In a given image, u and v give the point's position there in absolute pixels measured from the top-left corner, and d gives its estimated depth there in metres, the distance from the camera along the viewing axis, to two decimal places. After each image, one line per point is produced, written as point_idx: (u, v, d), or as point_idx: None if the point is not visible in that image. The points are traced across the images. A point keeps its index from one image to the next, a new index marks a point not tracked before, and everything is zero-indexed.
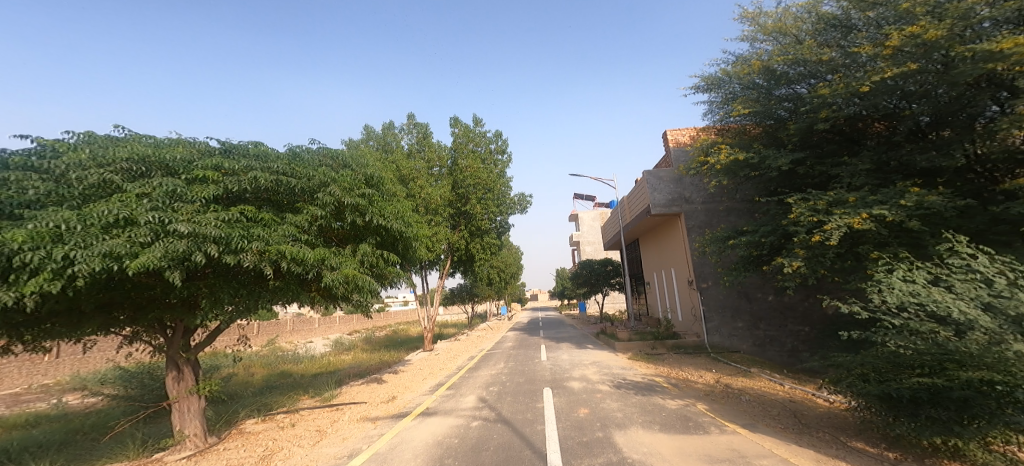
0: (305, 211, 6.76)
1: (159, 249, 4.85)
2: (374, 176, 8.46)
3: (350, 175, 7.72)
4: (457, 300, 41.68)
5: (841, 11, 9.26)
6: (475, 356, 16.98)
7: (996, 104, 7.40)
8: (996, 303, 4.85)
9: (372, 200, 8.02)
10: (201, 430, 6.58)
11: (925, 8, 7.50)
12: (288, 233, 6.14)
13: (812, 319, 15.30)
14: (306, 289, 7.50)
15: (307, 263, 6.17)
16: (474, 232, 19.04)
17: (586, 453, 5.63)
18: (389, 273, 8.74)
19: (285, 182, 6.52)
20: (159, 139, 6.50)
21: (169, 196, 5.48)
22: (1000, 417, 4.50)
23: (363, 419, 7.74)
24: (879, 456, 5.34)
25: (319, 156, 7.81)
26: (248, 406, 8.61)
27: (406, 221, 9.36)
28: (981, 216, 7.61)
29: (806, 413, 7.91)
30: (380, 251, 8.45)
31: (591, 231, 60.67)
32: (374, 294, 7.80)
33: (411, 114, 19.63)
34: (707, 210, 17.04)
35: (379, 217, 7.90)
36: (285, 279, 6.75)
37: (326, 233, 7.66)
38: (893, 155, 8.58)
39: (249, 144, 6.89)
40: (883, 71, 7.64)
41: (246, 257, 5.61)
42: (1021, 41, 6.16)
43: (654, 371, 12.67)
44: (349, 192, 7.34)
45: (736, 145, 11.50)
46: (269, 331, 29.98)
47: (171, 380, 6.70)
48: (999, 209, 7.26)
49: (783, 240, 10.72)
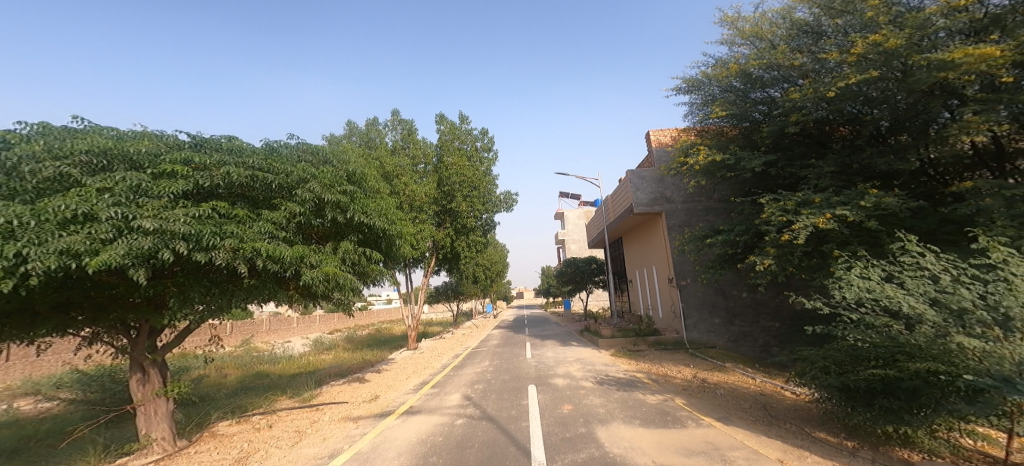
0: (283, 207, 6.79)
1: (122, 247, 4.86)
2: (356, 172, 8.58)
3: (332, 172, 7.83)
4: (443, 298, 41.58)
5: (812, 18, 9.79)
6: (459, 354, 17.05)
7: (948, 111, 7.68)
8: (941, 298, 5.11)
9: (354, 197, 8.14)
10: (168, 433, 6.64)
11: (887, 17, 7.84)
12: (263, 230, 6.17)
13: (782, 314, 15.77)
14: (283, 288, 7.58)
15: (284, 260, 6.24)
16: (459, 230, 19.10)
17: (569, 448, 5.82)
18: (372, 270, 8.85)
19: (261, 178, 6.54)
20: (123, 132, 6.48)
21: (134, 191, 5.48)
22: (944, 406, 4.89)
23: (344, 418, 7.84)
24: (839, 445, 5.68)
25: (299, 151, 7.86)
26: (220, 408, 8.61)
27: (390, 219, 9.45)
28: (932, 216, 7.99)
29: (775, 405, 8.28)
30: (362, 249, 8.54)
31: (577, 229, 61.25)
32: (355, 292, 7.89)
33: (395, 110, 19.71)
34: (687, 210, 17.46)
35: (361, 215, 8.00)
36: (261, 278, 6.78)
37: (306, 230, 7.70)
38: (856, 159, 8.87)
39: (222, 139, 6.89)
40: (848, 77, 7.93)
41: (219, 254, 5.64)
42: (969, 51, 6.33)
43: (636, 367, 12.96)
44: (329, 189, 7.47)
45: (714, 146, 11.86)
46: (242, 331, 29.61)
47: (136, 382, 6.68)
48: (947, 210, 7.63)
49: (756, 239, 11.14)
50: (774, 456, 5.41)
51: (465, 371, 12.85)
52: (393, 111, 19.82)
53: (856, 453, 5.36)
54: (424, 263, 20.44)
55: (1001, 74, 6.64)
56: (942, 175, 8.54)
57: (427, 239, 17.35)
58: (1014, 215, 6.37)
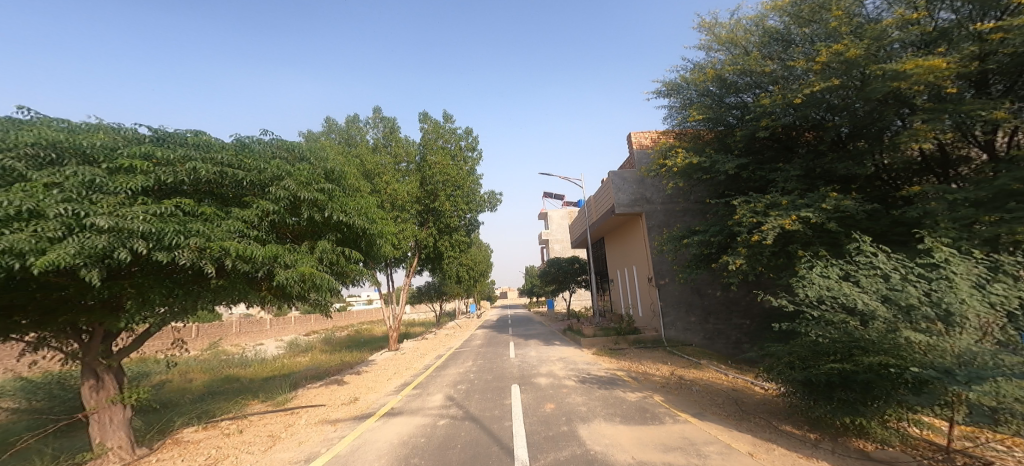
0: (255, 205, 6.81)
1: (73, 246, 4.69)
2: (334, 170, 8.65)
3: (308, 169, 7.91)
4: (425, 298, 41.48)
5: (782, 26, 10.19)
6: (441, 354, 17.15)
7: (900, 120, 8.09)
8: (891, 294, 5.39)
9: (333, 195, 8.22)
10: (126, 441, 6.56)
11: (848, 28, 8.24)
12: (233, 228, 6.19)
13: (753, 313, 16.27)
14: (255, 288, 7.65)
15: (256, 260, 6.28)
16: (442, 229, 19.18)
17: (552, 447, 6.00)
18: (351, 270, 8.92)
19: (230, 175, 6.56)
20: (75, 124, 6.44)
21: (86, 187, 5.36)
22: (894, 397, 5.17)
23: (321, 421, 7.89)
24: (803, 437, 5.96)
25: (274, 147, 7.90)
26: (186, 414, 8.53)
27: (370, 218, 9.54)
28: (885, 218, 8.40)
29: (746, 400, 8.62)
30: (340, 249, 8.61)
31: (560, 229, 61.72)
32: (333, 292, 7.98)
33: (377, 107, 19.73)
34: (666, 211, 17.86)
35: (339, 213, 8.10)
36: (230, 278, 6.85)
37: (280, 229, 7.76)
38: (818, 163, 9.26)
39: (186, 133, 6.92)
40: (813, 84, 8.28)
41: (182, 254, 5.57)
42: (918, 63, 6.71)
43: (617, 366, 13.25)
44: (305, 187, 7.55)
45: (691, 149, 12.19)
46: (210, 334, 29.00)
47: (89, 389, 6.63)
48: (897, 213, 8.01)
49: (730, 240, 11.51)
50: (745, 448, 5.69)
51: (448, 371, 12.94)
52: (375, 109, 19.84)
53: (818, 444, 5.64)
54: (406, 263, 20.46)
55: (947, 86, 7.07)
56: (896, 180, 9.02)
57: (409, 238, 17.37)
58: (958, 218, 6.84)
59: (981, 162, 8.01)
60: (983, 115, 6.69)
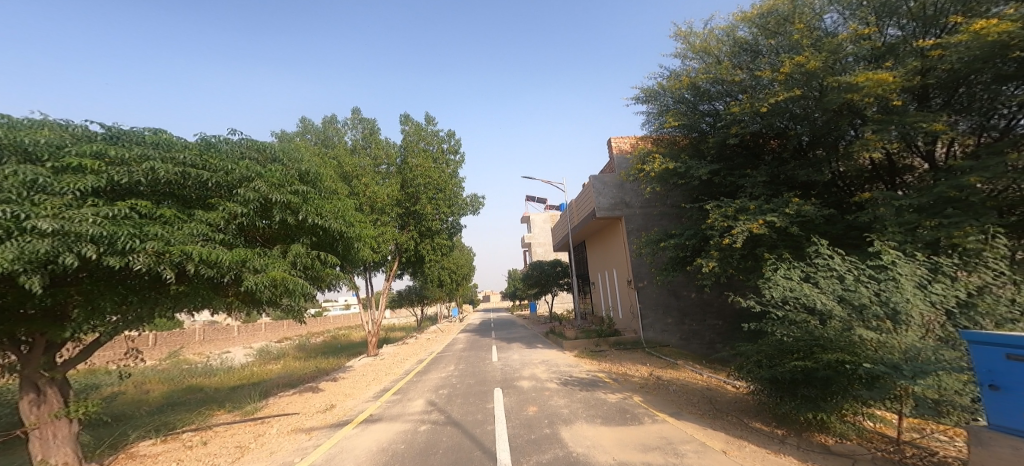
0: (222, 208, 6.64)
1: (12, 250, 4.39)
2: (309, 172, 8.67)
3: (281, 171, 7.88)
4: (405, 302, 41.25)
5: (751, 37, 10.61)
6: (423, 359, 17.21)
7: (853, 130, 8.63)
8: (846, 295, 5.70)
9: (307, 198, 8.24)
10: (72, 458, 5.89)
11: (808, 40, 8.68)
12: (194, 232, 5.96)
13: (725, 313, 16.87)
14: (220, 294, 7.55)
15: (221, 264, 6.11)
16: (424, 233, 19.20)
17: (534, 450, 6.15)
18: (326, 274, 9.01)
19: (193, 175, 6.32)
20: (17, 119, 5.96)
21: (28, 186, 4.99)
22: (849, 392, 5.44)
23: (295, 430, 7.91)
24: (772, 433, 6.22)
25: (243, 148, 7.86)
26: (143, 427, 8.27)
27: (347, 221, 9.57)
28: (840, 223, 8.88)
29: (719, 398, 8.93)
30: (315, 253, 8.67)
31: (543, 232, 62.13)
32: (304, 297, 8.05)
33: (355, 108, 19.72)
34: (644, 214, 18.26)
35: (314, 216, 8.20)
36: (192, 284, 6.66)
37: (249, 232, 7.70)
38: (782, 170, 9.69)
39: (144, 131, 6.65)
40: (778, 94, 8.64)
41: (138, 259, 5.33)
42: (869, 76, 7.14)
43: (598, 367, 13.49)
44: (277, 189, 7.51)
45: (668, 155, 12.47)
46: (168, 343, 28.09)
47: (28, 404, 5.94)
48: (850, 217, 8.51)
49: (704, 243, 11.88)
50: (719, 446, 5.93)
51: (429, 376, 12.99)
52: (353, 110, 19.82)
53: (785, 440, 5.88)
54: (385, 267, 20.40)
55: (893, 99, 7.55)
56: (849, 187, 9.60)
57: (388, 242, 17.32)
58: (902, 223, 7.35)
59: (923, 170, 8.67)
60: (925, 127, 7.18)
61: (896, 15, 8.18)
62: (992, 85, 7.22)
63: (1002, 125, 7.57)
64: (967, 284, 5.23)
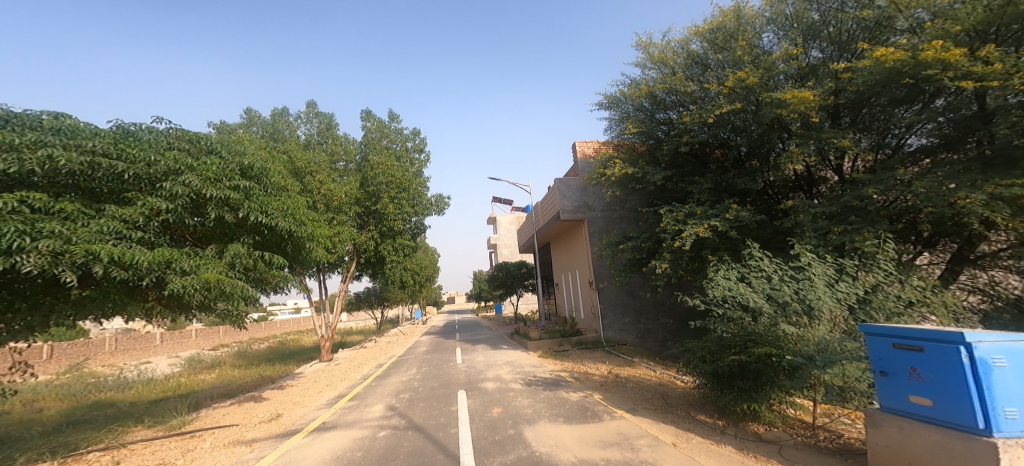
0: (142, 203, 6.52)
1: None
2: (252, 166, 8.47)
3: (220, 165, 7.64)
4: (364, 305, 40.45)
5: (702, 51, 11.27)
6: (383, 363, 17.16)
7: (781, 143, 9.56)
8: (773, 294, 6.26)
9: (250, 193, 8.10)
10: None
11: (748, 57, 9.41)
12: (100, 230, 5.89)
13: (676, 312, 17.72)
14: (137, 299, 7.22)
15: (137, 266, 6.06)
16: (384, 233, 19.10)
17: (499, 451, 6.36)
18: (272, 276, 8.98)
19: (103, 166, 6.23)
20: None
21: None
22: (776, 382, 5.94)
23: (232, 442, 7.41)
24: (713, 424, 6.66)
25: (167, 137, 7.66)
26: (34, 449, 7.13)
27: (297, 220, 9.43)
28: (768, 228, 9.61)
29: (671, 393, 9.45)
30: (259, 253, 8.56)
31: (508, 234, 62.44)
32: (245, 300, 7.96)
33: (309, 102, 19.44)
34: (605, 217, 18.85)
35: (257, 213, 7.96)
36: (100, 288, 6.39)
37: (178, 230, 7.50)
38: (723, 178, 10.39)
39: (43, 115, 6.45)
40: (721, 106, 9.33)
41: (30, 258, 5.21)
42: (794, 93, 7.82)
43: (561, 367, 13.87)
44: (214, 184, 7.31)
45: (627, 160, 12.95)
46: (69, 355, 26.02)
47: None
48: (778, 222, 9.27)
49: (658, 246, 12.47)
50: (670, 439, 6.34)
51: (390, 380, 13.01)
52: (307, 103, 19.52)
53: (724, 430, 6.33)
54: (341, 268, 20.17)
55: (812, 116, 8.27)
56: (777, 195, 10.49)
57: (346, 241, 17.05)
58: (817, 229, 8.09)
59: (834, 182, 9.81)
60: (834, 142, 7.99)
61: (819, 37, 9.32)
62: (887, 107, 8.33)
63: (893, 143, 8.80)
64: (864, 283, 5.91)
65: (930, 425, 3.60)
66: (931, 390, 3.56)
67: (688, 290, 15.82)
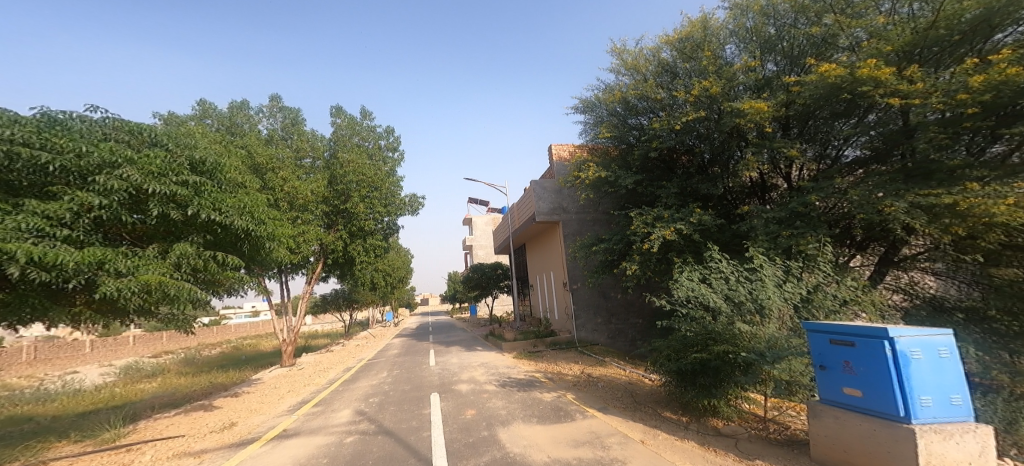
0: (70, 197, 6.20)
1: None
2: (203, 160, 8.10)
3: (165, 158, 7.31)
4: (332, 307, 39.64)
5: (671, 60, 11.64)
6: (350, 367, 16.94)
7: (739, 151, 10.07)
8: (731, 294, 6.59)
9: (200, 189, 7.76)
10: None
11: (713, 67, 9.82)
12: (16, 227, 5.62)
13: (645, 312, 18.19)
14: (65, 303, 6.78)
15: (62, 267, 5.78)
16: (354, 233, 18.85)
17: (473, 453, 6.45)
18: (224, 278, 8.60)
19: (25, 156, 5.94)
20: None
21: None
22: (731, 379, 6.17)
23: (177, 455, 7.02)
24: (677, 421, 6.93)
25: (103, 127, 7.23)
26: None
27: (255, 218, 9.12)
28: (727, 231, 9.99)
29: (639, 392, 9.74)
30: (211, 253, 8.09)
31: (484, 236, 62.43)
32: (194, 303, 7.56)
33: (274, 96, 18.99)
34: (579, 220, 19.17)
35: (207, 210, 7.64)
36: (20, 288, 6.07)
37: (114, 228, 7.07)
38: (688, 183, 10.78)
39: None
40: (687, 114, 9.75)
41: None
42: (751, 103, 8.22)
43: (535, 368, 14.07)
44: (156, 179, 6.99)
45: (600, 164, 13.22)
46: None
47: None
48: (735, 226, 9.66)
49: (628, 248, 12.80)
50: (638, 436, 6.57)
51: (360, 385, 12.94)
52: (272, 97, 19.07)
53: (687, 426, 6.58)
54: (305, 269, 19.77)
55: (766, 126, 8.71)
56: (734, 201, 10.96)
57: (311, 242, 16.65)
58: (769, 233, 8.50)
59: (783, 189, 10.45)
60: (783, 152, 8.56)
61: (774, 51, 9.94)
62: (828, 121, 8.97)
63: (833, 155, 9.49)
64: (807, 283, 6.42)
65: (862, 415, 3.88)
66: (862, 382, 3.87)
67: (656, 291, 16.29)
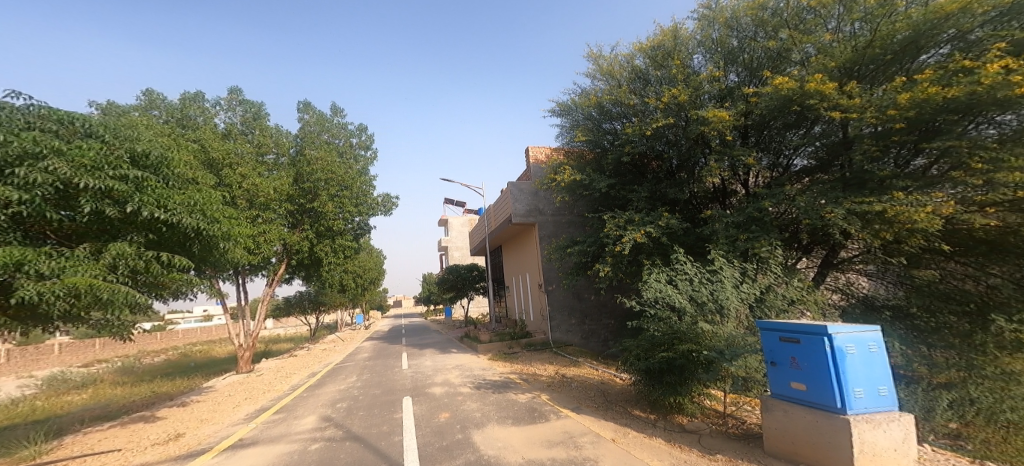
0: None
1: None
2: (146, 153, 7.59)
3: (102, 151, 6.79)
4: (301, 309, 38.79)
5: (644, 67, 11.95)
6: (316, 373, 16.67)
7: (703, 157, 10.50)
8: (696, 295, 6.86)
9: (141, 185, 7.23)
10: None
11: (682, 76, 10.12)
12: None
13: (617, 312, 18.54)
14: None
15: None
16: (322, 233, 18.60)
17: (446, 456, 6.52)
18: (172, 280, 8.11)
19: None
20: None
21: None
22: (693, 375, 6.38)
23: None
24: (646, 418, 7.14)
25: (33, 119, 6.74)
26: None
27: (206, 218, 8.91)
28: (691, 235, 10.33)
29: (610, 391, 9.96)
30: (155, 253, 7.60)
31: (461, 237, 62.26)
32: (131, 307, 7.09)
33: (235, 89, 18.09)
34: (555, 222, 19.42)
35: (150, 207, 7.10)
36: None
37: (38, 226, 6.45)
38: (657, 188, 11.10)
39: None
40: (655, 121, 10.06)
41: None
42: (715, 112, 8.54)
43: (510, 369, 14.19)
44: (89, 172, 6.44)
45: (576, 167, 13.46)
46: None
47: None
48: (699, 230, 9.99)
49: (602, 250, 13.06)
50: (609, 435, 6.74)
51: (327, 390, 12.82)
52: (232, 89, 18.12)
53: (654, 424, 6.76)
54: (268, 270, 19.33)
55: (727, 135, 9.07)
56: (698, 205, 11.36)
57: (274, 241, 16.35)
58: (729, 237, 8.83)
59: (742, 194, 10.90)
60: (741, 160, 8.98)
61: (736, 62, 10.36)
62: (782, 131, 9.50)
63: (784, 164, 10.08)
64: (760, 284, 6.92)
65: (808, 408, 4.12)
66: (806, 376, 4.13)
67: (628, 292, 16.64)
